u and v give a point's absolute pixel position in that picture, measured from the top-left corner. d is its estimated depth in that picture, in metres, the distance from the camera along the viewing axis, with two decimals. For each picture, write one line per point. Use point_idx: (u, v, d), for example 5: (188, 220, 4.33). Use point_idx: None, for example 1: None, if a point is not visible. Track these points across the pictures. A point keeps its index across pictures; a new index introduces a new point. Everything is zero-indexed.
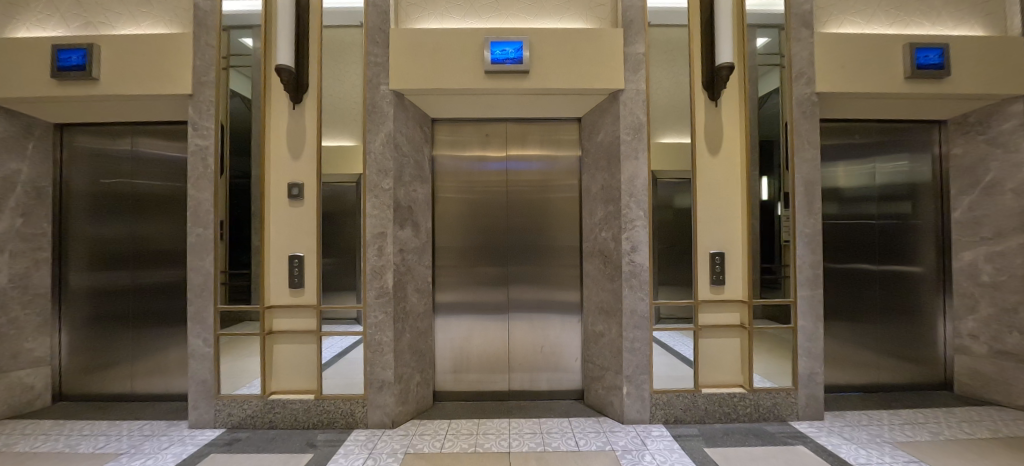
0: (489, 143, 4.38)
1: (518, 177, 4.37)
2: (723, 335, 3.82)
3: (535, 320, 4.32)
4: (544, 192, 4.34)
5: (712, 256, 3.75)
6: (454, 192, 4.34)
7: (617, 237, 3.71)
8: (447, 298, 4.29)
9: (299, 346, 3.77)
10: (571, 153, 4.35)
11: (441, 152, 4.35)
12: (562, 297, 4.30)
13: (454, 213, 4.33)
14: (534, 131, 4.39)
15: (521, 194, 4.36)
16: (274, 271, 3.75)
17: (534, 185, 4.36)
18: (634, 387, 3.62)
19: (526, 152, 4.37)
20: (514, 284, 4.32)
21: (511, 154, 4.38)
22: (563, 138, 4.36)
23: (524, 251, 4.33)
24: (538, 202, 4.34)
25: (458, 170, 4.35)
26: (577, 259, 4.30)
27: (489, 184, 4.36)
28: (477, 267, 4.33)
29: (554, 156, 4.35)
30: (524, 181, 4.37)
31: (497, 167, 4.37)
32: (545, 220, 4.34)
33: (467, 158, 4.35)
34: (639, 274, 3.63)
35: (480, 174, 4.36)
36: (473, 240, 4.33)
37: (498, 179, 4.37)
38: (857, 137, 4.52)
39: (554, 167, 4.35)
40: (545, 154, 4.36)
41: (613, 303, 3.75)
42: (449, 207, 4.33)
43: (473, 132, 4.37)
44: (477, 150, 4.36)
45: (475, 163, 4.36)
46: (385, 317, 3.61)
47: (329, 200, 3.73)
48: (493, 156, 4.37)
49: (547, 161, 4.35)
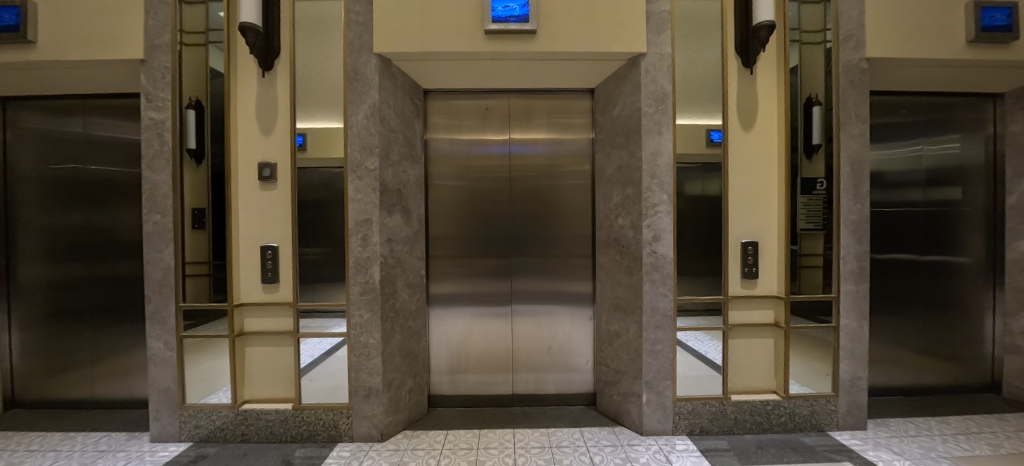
0: (490, 122, 3.87)
1: (522, 160, 3.88)
2: (756, 336, 3.36)
3: (540, 317, 3.87)
4: (552, 177, 3.85)
5: (744, 246, 3.28)
6: (450, 178, 3.84)
7: (636, 224, 3.22)
8: (442, 295, 3.83)
9: (272, 350, 3.29)
10: (581, 133, 3.85)
11: (435, 131, 3.83)
12: (571, 292, 3.83)
13: (452, 199, 3.84)
14: (541, 109, 3.88)
15: (525, 180, 3.87)
16: (244, 264, 3.28)
17: (540, 169, 3.87)
18: (655, 394, 3.19)
19: (531, 133, 3.88)
20: (518, 280, 3.86)
21: (514, 136, 3.88)
22: (572, 117, 3.85)
23: (528, 241, 3.86)
24: (546, 189, 3.86)
25: (454, 152, 3.85)
26: (589, 251, 3.81)
27: (489, 170, 3.87)
28: (477, 260, 3.86)
29: (562, 139, 3.86)
30: (529, 167, 3.88)
31: (498, 149, 3.88)
32: (552, 208, 3.86)
33: (465, 139, 3.85)
34: (662, 267, 3.17)
35: (480, 158, 3.87)
36: (472, 230, 3.86)
37: (500, 162, 3.88)
38: (904, 115, 4.02)
39: (562, 150, 3.85)
40: (552, 136, 3.86)
41: (630, 299, 3.28)
42: (444, 195, 3.84)
43: (471, 109, 3.86)
44: (477, 130, 3.86)
45: (474, 145, 3.86)
46: (371, 316, 3.15)
47: (308, 183, 3.25)
48: (494, 137, 3.88)
49: (555, 143, 3.86)
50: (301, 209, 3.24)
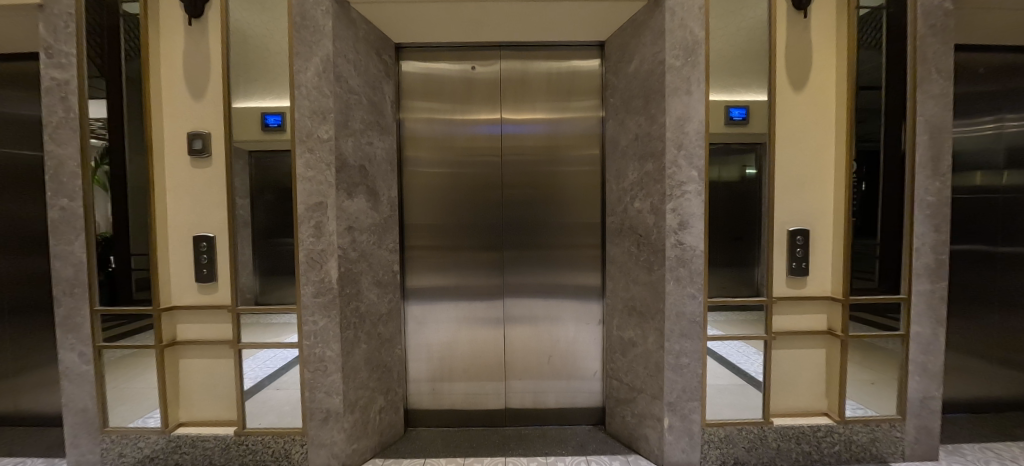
0: (477, 91, 3.20)
1: (516, 139, 3.21)
2: (806, 346, 2.72)
3: (539, 320, 3.24)
4: (552, 159, 3.20)
5: (793, 235, 2.63)
6: (430, 158, 3.18)
7: (657, 208, 2.57)
8: (421, 297, 3.21)
9: (211, 363, 2.70)
10: (587, 112, 3.17)
11: (410, 107, 3.16)
12: (575, 290, 3.20)
13: (432, 184, 3.18)
14: (538, 77, 3.19)
15: (519, 162, 3.21)
16: (174, 258, 2.67)
17: (537, 148, 3.21)
18: (679, 419, 2.58)
19: (527, 107, 3.21)
20: (512, 281, 3.24)
21: (506, 115, 3.21)
22: (576, 87, 3.17)
23: (524, 231, 3.22)
24: (545, 173, 3.20)
25: (435, 129, 3.18)
26: (597, 245, 3.17)
27: (476, 152, 3.21)
28: (462, 255, 3.23)
29: (563, 115, 3.18)
30: (524, 150, 3.21)
31: (488, 129, 3.21)
32: (551, 196, 3.20)
33: (448, 115, 3.19)
34: (690, 261, 2.51)
35: (465, 138, 3.21)
36: (456, 220, 3.22)
37: (490, 142, 3.21)
38: (981, 80, 3.30)
39: (564, 125, 3.18)
40: (551, 113, 3.20)
41: (649, 301, 2.65)
42: (423, 182, 3.18)
43: (454, 76, 3.19)
44: (461, 102, 3.20)
45: (458, 121, 3.20)
46: (328, 323, 2.53)
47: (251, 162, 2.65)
48: (482, 113, 3.21)
49: (555, 118, 3.19)
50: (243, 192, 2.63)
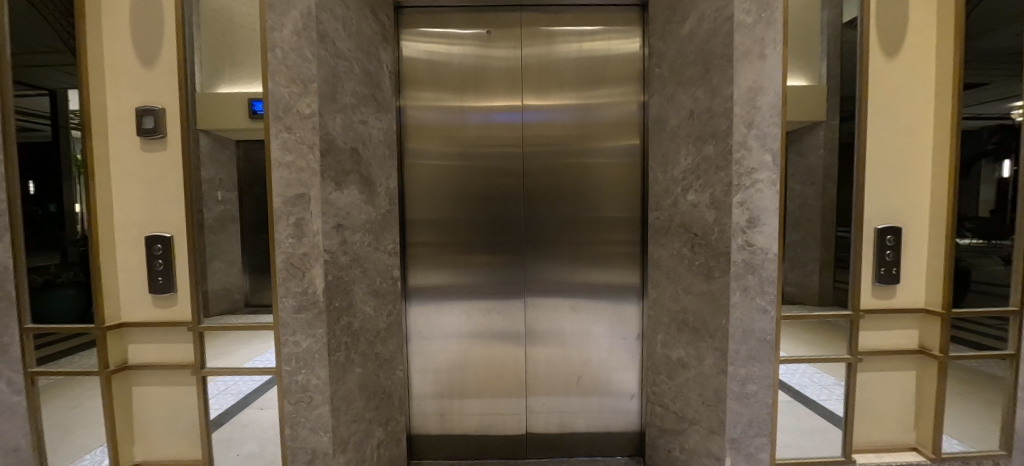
0: (492, 72, 2.67)
1: (540, 129, 2.69)
2: (892, 368, 2.25)
3: (567, 335, 2.75)
4: (583, 150, 2.68)
5: (882, 235, 2.15)
6: (438, 150, 2.67)
7: (720, 202, 2.07)
8: (426, 310, 2.70)
9: (171, 391, 2.22)
10: (623, 98, 2.65)
11: (413, 90, 2.63)
12: (609, 300, 2.71)
13: (441, 180, 2.67)
14: (566, 51, 2.66)
15: (543, 154, 2.70)
16: (125, 264, 2.18)
17: (565, 138, 2.69)
18: (745, 459, 2.11)
19: (551, 89, 2.68)
20: (534, 288, 2.74)
21: (528, 102, 2.69)
22: (611, 63, 2.65)
23: (549, 231, 2.71)
24: (574, 167, 2.69)
25: (443, 117, 2.66)
26: (636, 249, 2.68)
27: (492, 140, 2.70)
28: (475, 261, 2.72)
29: (595, 96, 2.66)
30: (549, 138, 2.69)
31: (506, 116, 2.69)
32: (582, 193, 2.69)
33: (458, 102, 2.66)
34: (761, 267, 2.02)
35: (478, 124, 2.69)
36: (468, 219, 2.70)
37: (508, 134, 2.69)
38: None
39: (595, 113, 2.67)
40: (579, 98, 2.67)
41: (707, 315, 2.16)
42: (429, 175, 2.67)
43: (465, 55, 2.65)
44: (474, 84, 2.67)
45: (470, 109, 2.68)
46: (312, 345, 2.04)
47: (224, 147, 2.19)
48: (499, 97, 2.68)
49: (584, 103, 2.67)
50: (214, 185, 2.17)
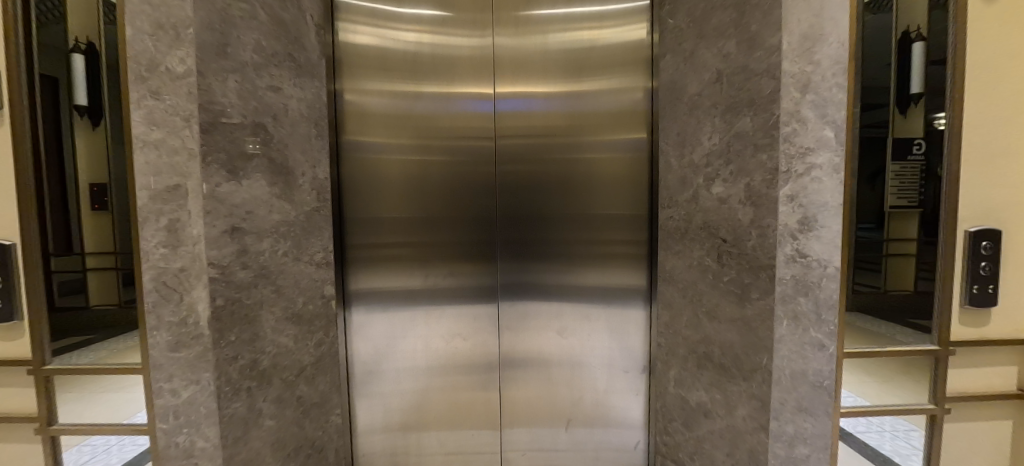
0: (457, 51, 2.03)
1: (516, 122, 2.06)
2: (984, 418, 1.69)
3: (556, 370, 2.12)
4: (573, 143, 2.04)
5: (977, 242, 1.56)
6: (386, 143, 2.02)
7: (759, 196, 1.50)
8: (373, 339, 2.06)
9: (20, 452, 1.64)
10: (626, 82, 1.99)
11: (348, 57, 1.97)
12: (608, 325, 2.07)
13: (390, 181, 2.03)
14: (550, 10, 2.01)
15: (520, 147, 2.07)
16: None
17: (550, 131, 2.05)
18: None
19: (531, 57, 2.03)
20: (512, 310, 2.12)
21: (500, 87, 2.05)
22: (611, 36, 1.99)
23: (528, 236, 2.08)
24: (561, 168, 2.05)
25: (392, 104, 2.02)
26: (645, 268, 2.01)
27: (452, 122, 2.05)
28: (434, 276, 2.09)
29: (588, 79, 2.01)
30: (529, 117, 2.05)
31: (471, 105, 2.05)
32: (571, 197, 2.06)
33: (412, 87, 2.02)
34: (815, 287, 1.46)
35: (434, 103, 2.03)
36: (425, 224, 2.06)
37: (478, 128, 2.06)
38: None
39: (590, 99, 2.02)
40: (570, 80, 2.03)
41: (740, 350, 1.59)
42: (372, 167, 2.01)
43: (421, 28, 2.01)
44: (435, 66, 2.03)
45: (429, 96, 2.03)
46: (194, 395, 1.47)
47: (88, 137, 1.64)
48: (461, 68, 2.03)
49: (574, 78, 2.02)
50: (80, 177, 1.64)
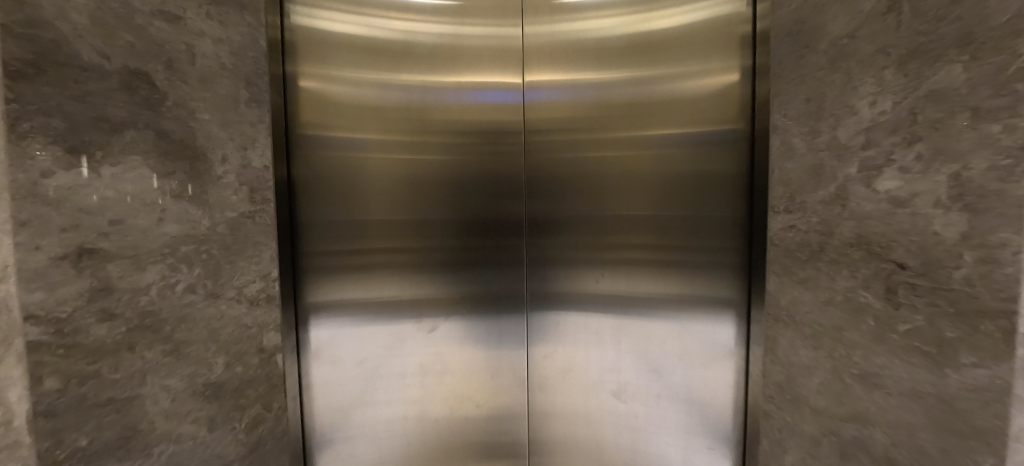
0: (473, 41, 1.42)
1: (555, 114, 1.45)
2: None
3: (606, 441, 1.52)
4: (634, 129, 1.43)
5: None
6: (365, 130, 1.39)
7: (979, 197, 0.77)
8: (346, 405, 1.44)
9: None
10: (712, 55, 1.37)
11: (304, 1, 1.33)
12: (683, 382, 1.46)
13: (371, 192, 1.40)
14: None
15: (555, 134, 1.45)
16: None
17: (600, 115, 1.44)
18: None
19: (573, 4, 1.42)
20: (545, 357, 1.52)
21: (529, 49, 1.44)
22: None
23: (568, 258, 1.48)
24: (616, 174, 1.44)
25: (372, 71, 1.38)
26: (737, 306, 1.41)
27: (459, 98, 1.42)
28: (436, 314, 1.48)
29: (659, 41, 1.40)
30: (569, 92, 1.44)
31: (484, 69, 1.43)
32: (631, 206, 1.44)
33: (401, 48, 1.39)
34: None
35: (433, 69, 1.41)
36: (420, 241, 1.44)
37: (500, 120, 1.45)
38: None
39: (659, 85, 1.40)
40: (633, 74, 1.41)
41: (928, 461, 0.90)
42: (341, 159, 1.38)
43: (423, 11, 1.39)
44: (442, 54, 1.41)
45: (430, 77, 1.41)
46: None
47: None
48: (474, 21, 1.42)
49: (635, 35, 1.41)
50: None
